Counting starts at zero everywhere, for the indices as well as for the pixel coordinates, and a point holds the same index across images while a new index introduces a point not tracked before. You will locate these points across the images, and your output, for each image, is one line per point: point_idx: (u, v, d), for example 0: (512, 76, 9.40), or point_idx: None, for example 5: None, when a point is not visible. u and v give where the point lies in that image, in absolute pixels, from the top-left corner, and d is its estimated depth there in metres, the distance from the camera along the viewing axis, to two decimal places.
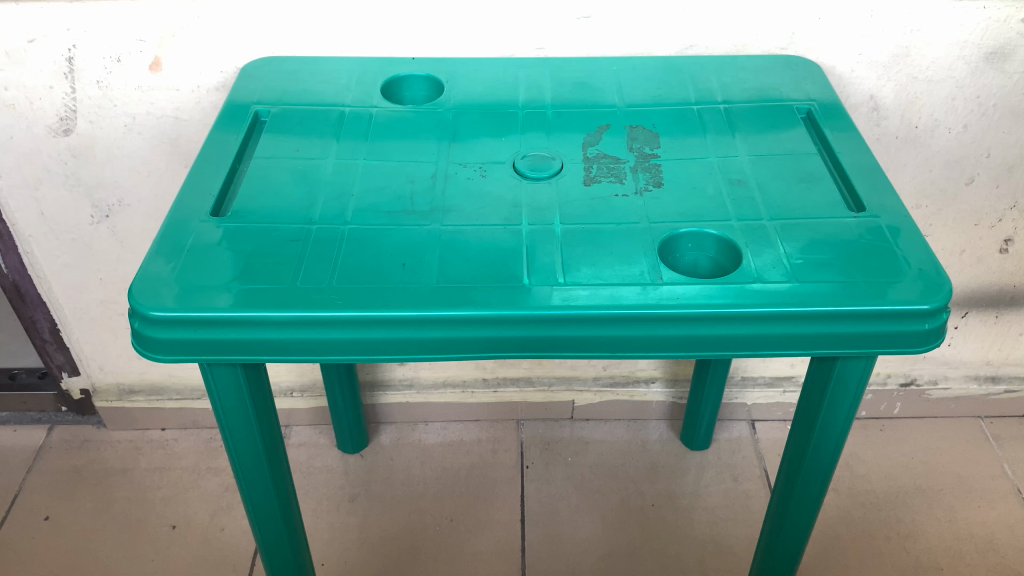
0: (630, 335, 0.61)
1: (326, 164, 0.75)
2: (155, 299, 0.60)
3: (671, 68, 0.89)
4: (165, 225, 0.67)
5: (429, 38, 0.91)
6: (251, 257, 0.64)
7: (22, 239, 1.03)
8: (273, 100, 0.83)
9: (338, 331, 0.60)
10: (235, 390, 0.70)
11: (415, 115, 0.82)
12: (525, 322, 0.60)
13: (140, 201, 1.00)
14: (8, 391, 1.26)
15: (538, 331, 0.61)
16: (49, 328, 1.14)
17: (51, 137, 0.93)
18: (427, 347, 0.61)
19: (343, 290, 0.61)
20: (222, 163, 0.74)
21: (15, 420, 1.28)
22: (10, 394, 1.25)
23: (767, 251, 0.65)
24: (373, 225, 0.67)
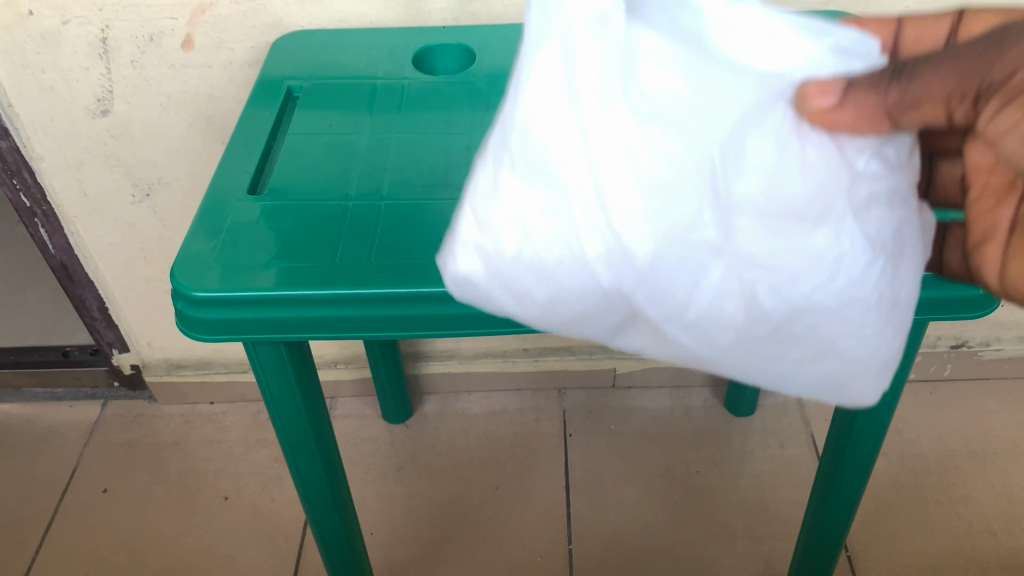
0: None
1: (361, 139, 0.74)
2: (198, 279, 0.60)
3: None
4: (204, 205, 0.67)
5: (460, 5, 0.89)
6: (290, 235, 0.64)
7: (68, 219, 1.05)
8: (305, 75, 0.82)
9: (379, 308, 0.60)
10: (281, 367, 0.71)
11: (448, 86, 0.81)
12: None
13: (179, 179, 1.01)
14: (64, 368, 1.29)
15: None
16: (98, 305, 1.16)
17: (90, 118, 0.94)
18: (468, 321, 0.61)
19: (382, 266, 0.61)
20: (257, 141, 0.74)
21: (71, 396, 1.32)
22: (66, 370, 1.29)
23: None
24: (410, 199, 0.67)
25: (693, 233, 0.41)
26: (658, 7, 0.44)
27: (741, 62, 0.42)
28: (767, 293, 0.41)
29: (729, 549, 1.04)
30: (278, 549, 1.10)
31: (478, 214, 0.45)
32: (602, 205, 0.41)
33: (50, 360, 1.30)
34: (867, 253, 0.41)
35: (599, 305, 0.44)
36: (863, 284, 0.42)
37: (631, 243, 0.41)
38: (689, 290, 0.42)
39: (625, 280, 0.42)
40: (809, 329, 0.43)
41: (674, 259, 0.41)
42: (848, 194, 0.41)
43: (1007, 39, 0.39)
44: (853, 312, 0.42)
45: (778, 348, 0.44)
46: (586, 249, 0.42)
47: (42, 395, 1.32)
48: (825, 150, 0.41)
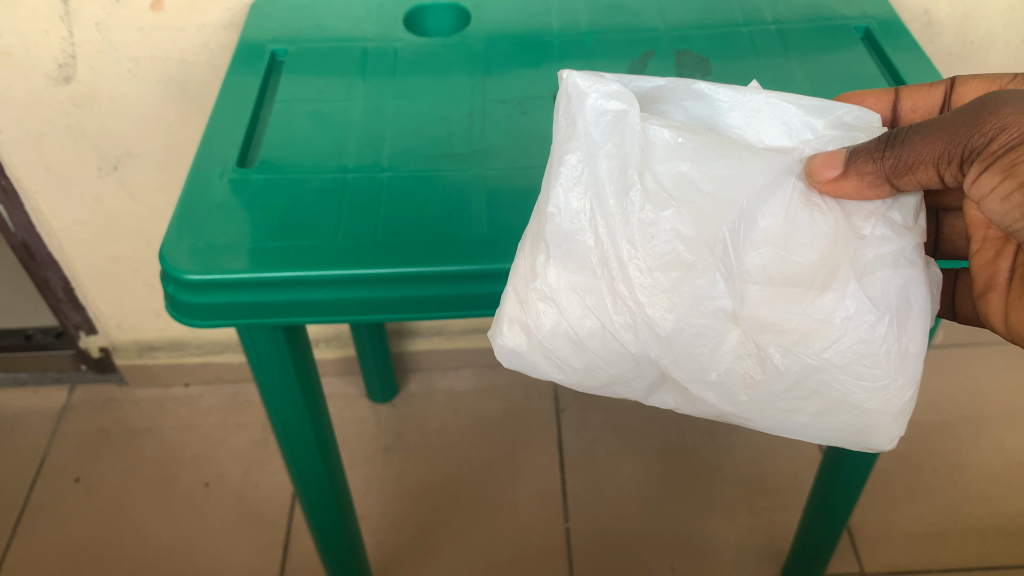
0: None
1: (355, 107, 0.69)
2: (189, 261, 0.55)
3: None
4: (190, 180, 0.62)
5: None
6: (286, 211, 0.59)
7: (29, 195, 0.98)
8: (289, 38, 0.77)
9: (385, 290, 0.56)
10: (280, 360, 0.65)
11: (442, 50, 0.76)
12: None
13: (149, 151, 0.95)
14: (26, 354, 1.22)
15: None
16: (63, 285, 1.10)
17: (52, 86, 0.88)
18: (483, 302, 0.57)
19: (389, 244, 0.56)
20: (242, 110, 0.69)
21: (36, 381, 1.25)
22: (28, 356, 1.21)
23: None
24: (412, 171, 0.62)
25: (707, 302, 0.47)
26: (677, 102, 0.51)
27: (750, 149, 0.48)
28: (784, 350, 0.46)
29: (730, 522, 1.02)
30: (264, 536, 1.06)
31: (525, 292, 0.49)
32: (632, 273, 0.47)
33: (11, 345, 1.22)
34: (872, 315, 0.46)
35: (636, 367, 0.48)
36: (869, 341, 0.46)
37: (663, 299, 0.47)
38: (708, 347, 0.47)
39: (657, 340, 0.47)
40: (821, 387, 0.47)
41: (695, 323, 0.47)
42: (848, 265, 0.46)
43: (985, 110, 0.45)
44: (863, 370, 0.46)
45: (799, 401, 0.48)
46: (621, 307, 0.47)
47: (5, 380, 1.25)
48: (825, 221, 0.47)
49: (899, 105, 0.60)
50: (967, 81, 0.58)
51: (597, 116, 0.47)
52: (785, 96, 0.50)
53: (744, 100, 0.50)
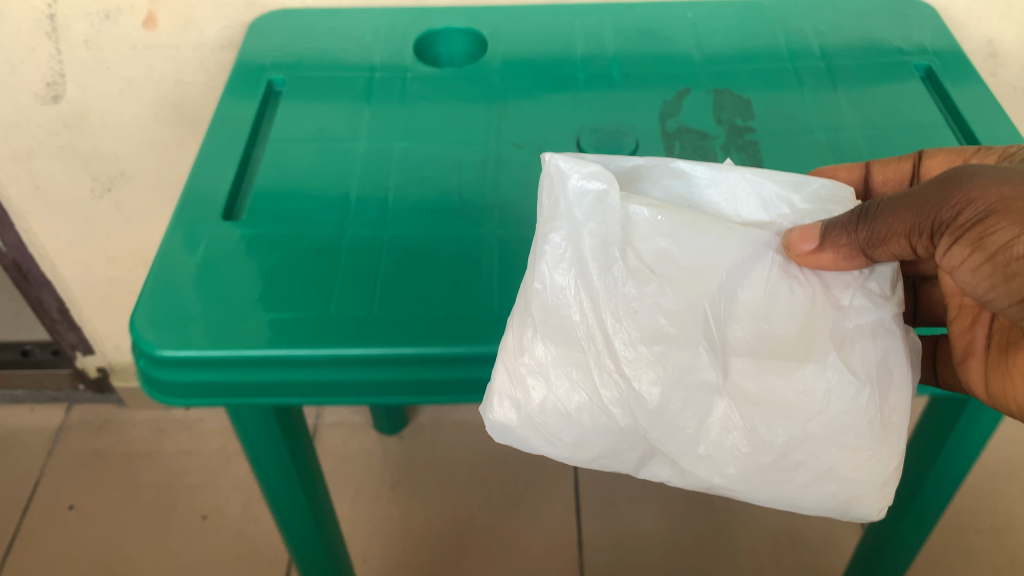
0: None
1: (356, 149, 0.63)
2: (164, 334, 0.49)
3: (755, 17, 0.74)
4: (171, 233, 0.56)
5: None
6: (274, 274, 0.53)
7: (20, 215, 0.92)
8: (290, 65, 0.71)
9: (382, 371, 0.50)
10: (272, 436, 0.58)
11: (455, 83, 0.69)
12: None
13: (144, 173, 0.89)
14: (22, 371, 1.17)
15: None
16: (57, 306, 1.05)
17: (39, 105, 0.82)
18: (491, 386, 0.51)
19: (386, 319, 0.50)
20: (234, 148, 0.62)
21: (34, 399, 1.20)
22: (24, 374, 1.16)
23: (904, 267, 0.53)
24: (416, 228, 0.56)
25: (690, 375, 0.41)
26: (655, 180, 0.47)
27: (725, 223, 0.43)
28: (768, 421, 0.41)
29: None
30: None
31: (511, 366, 0.43)
32: (616, 344, 0.42)
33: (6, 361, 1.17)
34: (852, 386, 0.41)
35: (620, 447, 0.42)
36: (852, 412, 0.41)
37: (642, 369, 0.41)
38: (691, 421, 0.41)
39: (638, 413, 0.41)
40: (805, 459, 0.41)
41: (675, 394, 0.41)
42: (826, 334, 0.42)
43: (952, 181, 0.40)
44: (847, 441, 0.41)
45: (784, 477, 0.42)
46: (603, 381, 0.42)
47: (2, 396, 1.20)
48: (804, 292, 0.43)
49: (870, 179, 0.54)
50: (936, 152, 0.52)
51: (578, 197, 0.42)
52: (759, 169, 0.46)
53: (722, 177, 0.46)
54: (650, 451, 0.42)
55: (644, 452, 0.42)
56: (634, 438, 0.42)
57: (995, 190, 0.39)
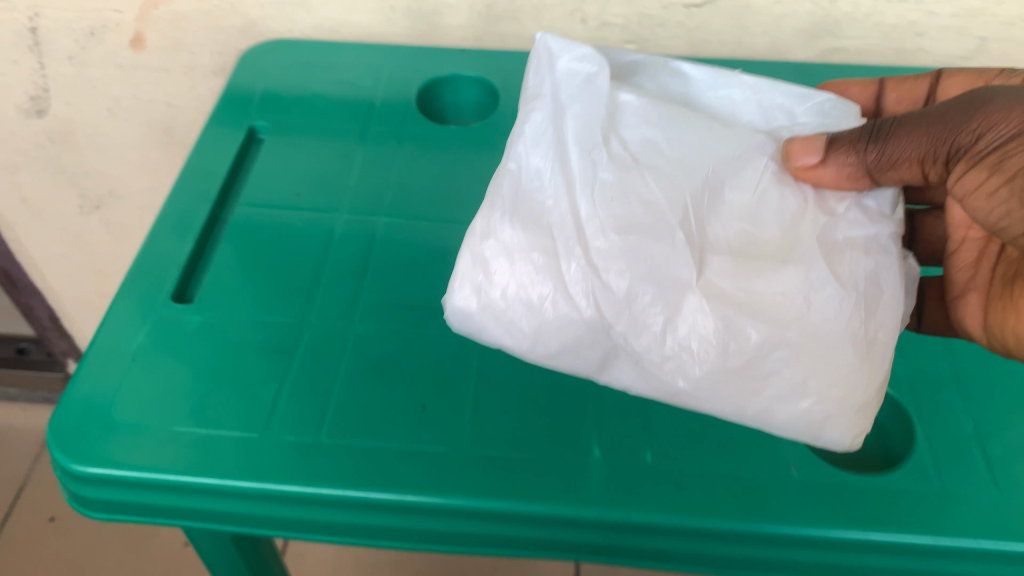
0: (732, 555, 0.41)
1: (333, 222, 0.55)
2: (79, 445, 0.42)
3: (805, 83, 0.65)
4: (111, 312, 0.48)
5: (480, 27, 0.68)
6: (218, 374, 0.45)
7: (8, 224, 0.86)
8: (278, 107, 0.64)
9: (330, 511, 0.42)
10: (217, 549, 0.50)
11: (453, 152, 0.61)
12: (598, 526, 0.41)
13: (134, 193, 0.83)
14: (15, 369, 1.14)
15: (618, 536, 0.41)
16: (48, 315, 1.01)
17: (23, 118, 0.76)
18: (458, 539, 0.42)
19: (340, 450, 0.42)
20: (197, 207, 0.54)
21: (24, 398, 1.17)
22: (16, 372, 1.14)
23: (958, 446, 0.43)
24: (388, 328, 0.48)
25: (661, 268, 0.38)
26: (652, 78, 0.47)
27: (719, 125, 0.43)
28: (752, 317, 0.37)
29: None
30: None
31: (474, 251, 0.40)
32: (589, 232, 0.39)
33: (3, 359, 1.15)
34: (833, 292, 0.38)
35: (579, 344, 0.38)
36: (835, 313, 0.38)
37: (609, 250, 0.39)
38: (656, 310, 0.38)
39: (602, 296, 0.38)
40: (784, 364, 0.38)
41: (643, 283, 0.38)
42: (813, 238, 0.40)
43: (974, 105, 0.39)
44: (831, 347, 0.38)
45: (757, 380, 0.38)
46: (571, 264, 0.38)
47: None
48: (795, 202, 0.41)
49: (884, 97, 0.54)
50: (955, 74, 0.53)
51: (567, 79, 0.43)
52: (762, 80, 0.47)
53: (721, 81, 0.46)
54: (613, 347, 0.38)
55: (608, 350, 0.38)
56: (595, 326, 0.38)
57: (1018, 111, 0.38)
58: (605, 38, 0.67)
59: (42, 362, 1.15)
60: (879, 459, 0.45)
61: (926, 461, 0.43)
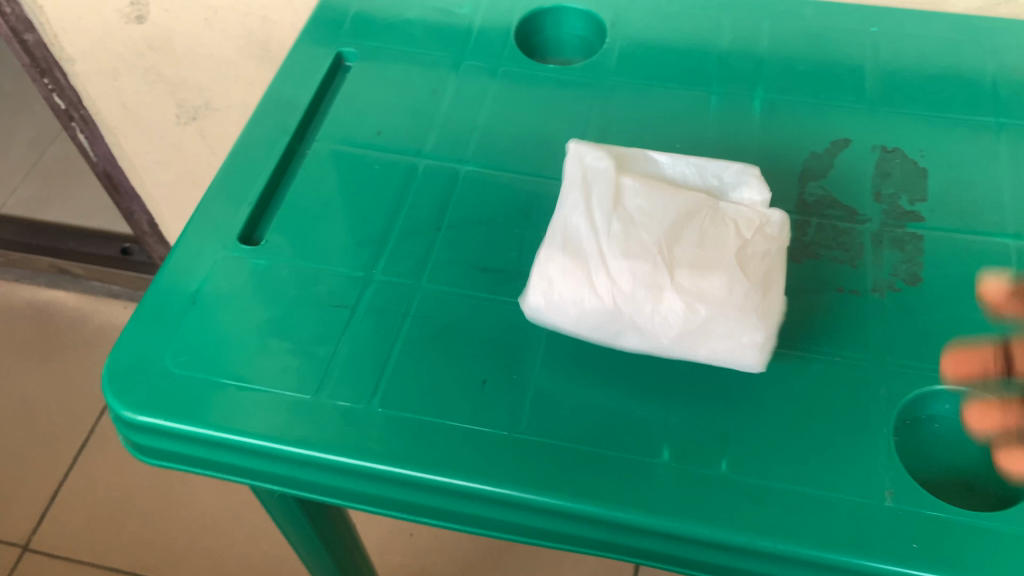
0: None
1: (414, 167, 0.51)
2: (133, 390, 0.42)
3: (963, 41, 0.56)
4: (175, 255, 0.47)
5: None
6: (272, 325, 0.44)
7: (108, 129, 0.89)
8: (370, 31, 0.60)
9: (373, 486, 0.40)
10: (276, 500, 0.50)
11: (554, 91, 0.55)
12: (657, 535, 0.38)
13: (230, 107, 0.82)
14: (120, 268, 1.27)
15: (679, 548, 0.38)
16: (147, 220, 1.04)
17: (124, 23, 0.75)
18: (509, 529, 0.40)
19: (387, 422, 0.40)
20: (274, 144, 0.53)
21: (125, 295, 1.27)
22: (121, 270, 1.26)
23: None
24: (457, 291, 0.45)
25: (631, 189, 0.42)
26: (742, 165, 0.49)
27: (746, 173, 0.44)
28: (677, 198, 0.42)
29: None
30: None
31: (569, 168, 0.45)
32: (586, 159, 0.43)
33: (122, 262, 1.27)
34: (683, 227, 0.40)
35: (579, 274, 0.39)
36: (670, 237, 0.40)
37: (601, 170, 0.43)
38: (627, 204, 0.41)
39: (590, 206, 0.42)
40: (702, 236, 0.40)
41: (625, 186, 0.42)
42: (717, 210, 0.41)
43: None
44: (740, 224, 0.41)
45: (687, 254, 0.40)
46: (568, 197, 0.42)
47: (97, 290, 1.29)
48: (744, 199, 0.42)
49: None
50: None
51: None
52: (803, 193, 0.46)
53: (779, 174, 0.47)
54: (592, 264, 0.40)
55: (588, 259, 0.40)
56: (583, 242, 0.40)
57: None
58: None
59: (143, 265, 1.27)
60: (992, 492, 0.40)
61: None
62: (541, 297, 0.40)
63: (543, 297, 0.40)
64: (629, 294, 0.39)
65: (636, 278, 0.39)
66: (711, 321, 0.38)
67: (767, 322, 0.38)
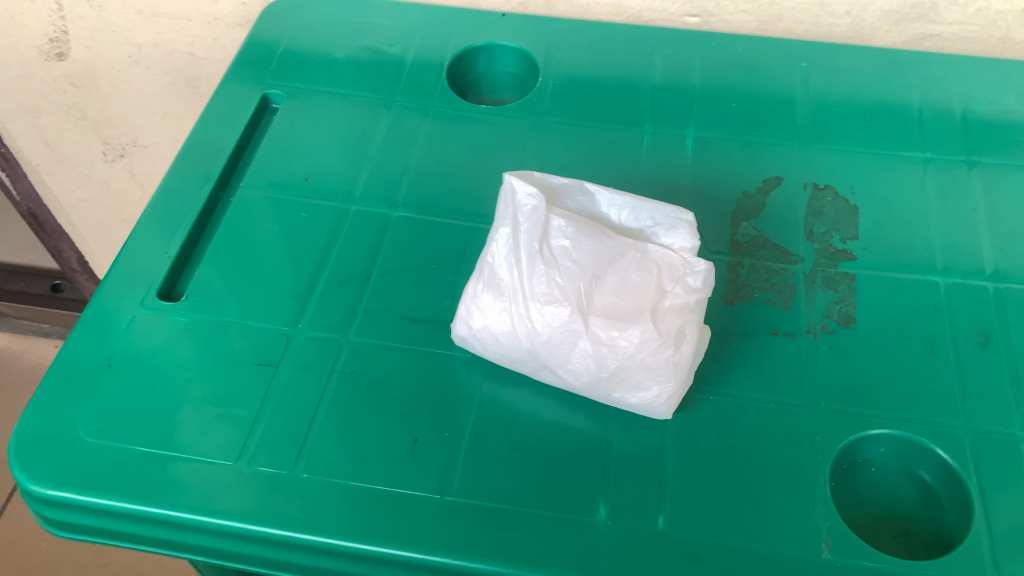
0: None
1: (343, 213, 0.50)
2: (43, 462, 0.39)
3: (890, 73, 0.57)
4: (90, 315, 0.45)
5: None
6: (194, 387, 0.42)
7: (31, 168, 0.86)
8: (297, 70, 0.58)
9: (302, 556, 0.38)
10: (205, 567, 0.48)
11: (486, 130, 0.54)
12: None
13: (157, 143, 0.81)
14: (49, 305, 1.24)
15: None
16: (77, 258, 1.05)
17: (43, 60, 0.72)
18: None
19: (317, 489, 0.39)
20: (195, 191, 0.51)
21: (57, 333, 1.24)
22: (51, 308, 1.23)
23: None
24: (386, 344, 0.44)
25: (555, 226, 0.41)
26: None
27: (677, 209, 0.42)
28: (604, 240, 0.40)
29: None
30: None
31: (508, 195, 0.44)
32: (519, 194, 0.41)
33: (52, 301, 1.24)
34: (589, 271, 0.40)
35: (499, 312, 0.41)
36: (577, 276, 0.40)
37: (533, 204, 0.41)
38: (554, 242, 0.40)
39: (519, 240, 0.41)
40: (623, 282, 0.40)
41: (554, 225, 0.41)
42: (625, 257, 0.40)
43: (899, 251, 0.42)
44: (665, 270, 0.40)
45: (606, 303, 0.39)
46: (499, 230, 0.41)
47: (27, 329, 1.26)
48: (662, 246, 0.41)
49: None
50: None
51: None
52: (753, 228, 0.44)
53: None
54: (512, 304, 0.40)
55: (509, 296, 0.41)
56: (507, 276, 0.41)
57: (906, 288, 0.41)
58: (664, 9, 0.61)
59: (75, 300, 1.23)
60: (927, 536, 0.40)
61: (985, 556, 0.37)
62: (466, 327, 0.42)
63: (468, 327, 0.42)
64: (543, 341, 0.40)
65: (552, 325, 0.39)
66: (623, 371, 0.39)
67: (678, 379, 0.38)
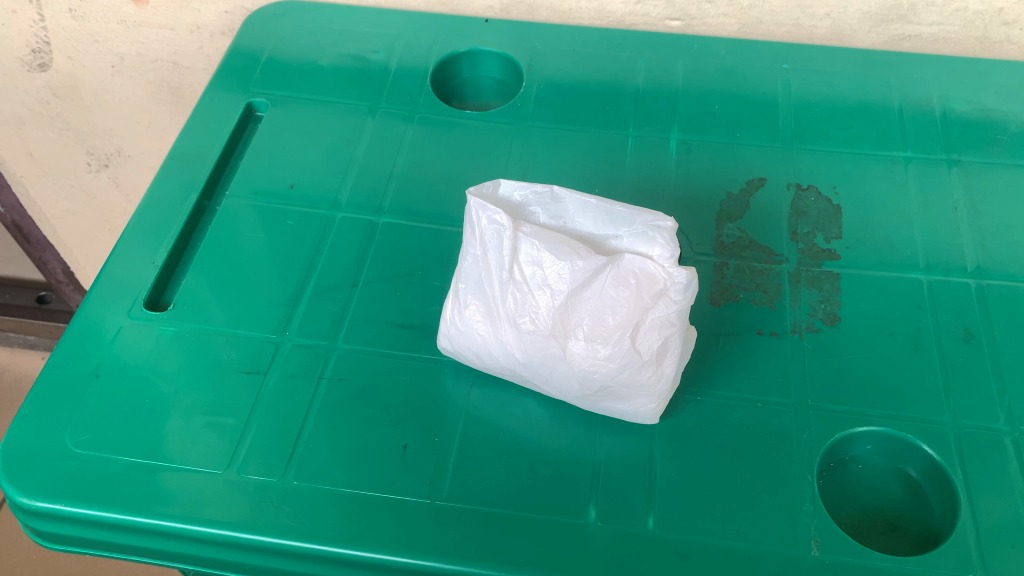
0: None
1: (330, 220, 0.50)
2: (32, 475, 0.39)
3: (870, 74, 0.58)
4: (77, 327, 0.45)
5: None
6: (180, 398, 0.42)
7: (14, 179, 0.86)
8: (283, 79, 0.58)
9: (292, 563, 0.38)
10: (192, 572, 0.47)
11: (471, 135, 0.54)
12: None
13: (142, 153, 0.81)
14: (35, 317, 1.23)
15: None
16: (62, 268, 1.05)
17: (25, 71, 0.72)
18: None
19: (307, 496, 0.38)
20: (180, 202, 0.51)
21: (44, 345, 1.24)
22: (37, 319, 1.23)
23: (1007, 531, 0.38)
24: (374, 350, 0.44)
25: (522, 250, 0.40)
26: None
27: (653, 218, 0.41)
28: (576, 260, 0.40)
29: None
30: None
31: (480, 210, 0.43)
32: (484, 218, 0.41)
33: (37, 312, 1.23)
34: (564, 291, 0.40)
35: (478, 337, 0.41)
36: (552, 298, 0.40)
37: (499, 229, 0.40)
38: (526, 264, 0.40)
39: (489, 265, 0.41)
40: (600, 300, 0.39)
41: (521, 247, 0.40)
42: (599, 275, 0.39)
43: None
44: (644, 285, 0.39)
45: (585, 324, 0.39)
46: (469, 253, 0.41)
47: (12, 341, 1.25)
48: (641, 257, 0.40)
49: None
50: None
51: None
52: None
53: None
54: (491, 328, 0.41)
55: (488, 318, 0.41)
56: (482, 297, 0.41)
57: None
58: (646, 13, 0.62)
59: (61, 311, 1.23)
60: (915, 531, 0.40)
61: (969, 549, 0.37)
62: (448, 343, 0.42)
63: (450, 343, 0.42)
64: (525, 362, 0.40)
65: (530, 348, 0.40)
66: (608, 389, 0.39)
67: (662, 391, 0.39)
